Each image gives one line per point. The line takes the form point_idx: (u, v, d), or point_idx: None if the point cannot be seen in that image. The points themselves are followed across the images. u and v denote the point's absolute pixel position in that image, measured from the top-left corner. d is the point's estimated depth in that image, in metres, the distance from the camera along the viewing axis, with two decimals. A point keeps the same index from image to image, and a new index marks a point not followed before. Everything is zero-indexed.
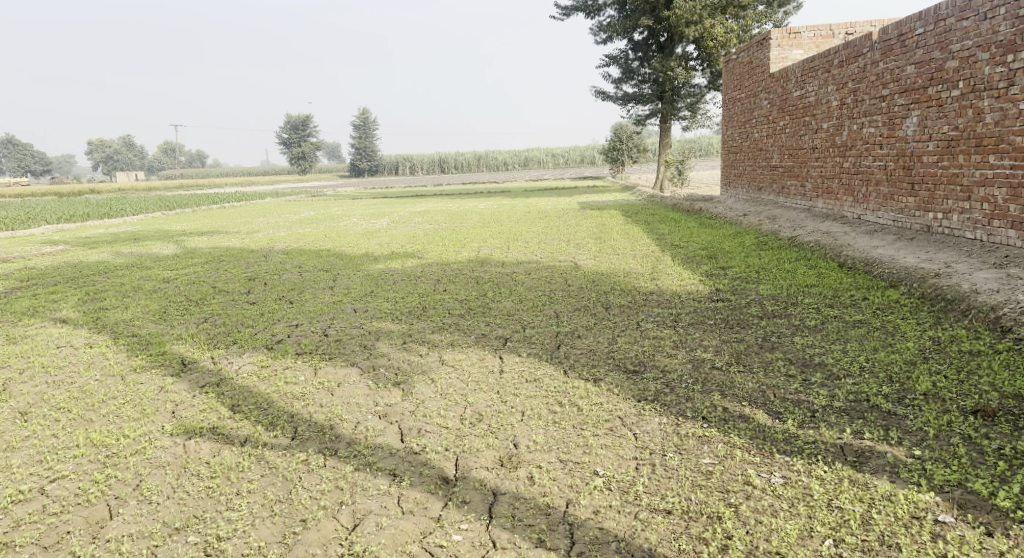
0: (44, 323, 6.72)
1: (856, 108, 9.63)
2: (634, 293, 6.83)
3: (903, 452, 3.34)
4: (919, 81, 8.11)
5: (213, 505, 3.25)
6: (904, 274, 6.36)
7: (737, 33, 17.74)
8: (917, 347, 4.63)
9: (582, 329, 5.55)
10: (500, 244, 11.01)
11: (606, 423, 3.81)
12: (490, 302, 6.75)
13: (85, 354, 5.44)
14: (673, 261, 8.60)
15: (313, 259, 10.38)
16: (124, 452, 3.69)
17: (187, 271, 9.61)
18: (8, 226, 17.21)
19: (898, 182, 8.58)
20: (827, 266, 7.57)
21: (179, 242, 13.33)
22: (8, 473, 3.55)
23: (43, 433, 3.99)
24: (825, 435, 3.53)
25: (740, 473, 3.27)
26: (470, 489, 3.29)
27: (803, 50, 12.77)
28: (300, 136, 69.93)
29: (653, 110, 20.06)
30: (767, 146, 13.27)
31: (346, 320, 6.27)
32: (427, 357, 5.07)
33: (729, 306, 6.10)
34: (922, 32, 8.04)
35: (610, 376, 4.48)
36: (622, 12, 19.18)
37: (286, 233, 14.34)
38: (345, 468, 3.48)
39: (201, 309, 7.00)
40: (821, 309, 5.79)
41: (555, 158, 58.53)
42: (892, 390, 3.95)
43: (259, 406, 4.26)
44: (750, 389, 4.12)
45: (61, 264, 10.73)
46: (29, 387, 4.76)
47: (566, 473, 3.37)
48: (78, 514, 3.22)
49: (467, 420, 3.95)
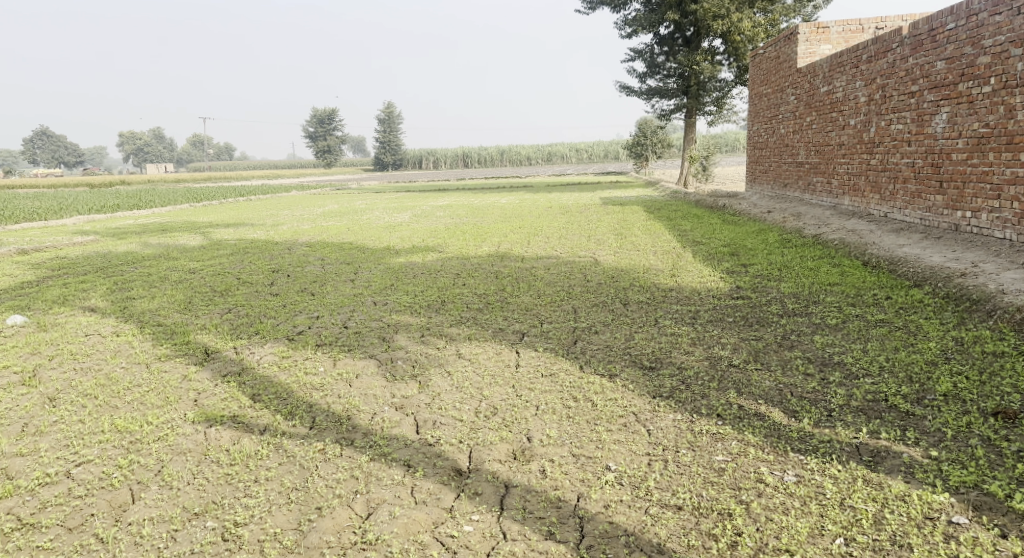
0: (74, 311, 6.89)
1: (884, 104, 9.48)
2: (653, 290, 6.81)
3: (919, 452, 3.31)
4: (949, 77, 7.97)
5: (232, 492, 3.32)
6: (929, 273, 6.26)
7: (764, 28, 17.55)
8: (939, 348, 4.56)
9: (600, 325, 5.56)
10: (521, 239, 11.03)
11: (620, 418, 3.83)
12: (508, 296, 6.77)
13: (112, 342, 5.57)
14: (694, 258, 8.54)
15: (335, 252, 10.51)
16: (147, 438, 3.79)
17: (213, 262, 9.78)
18: (41, 216, 17.63)
19: (925, 180, 8.43)
20: (850, 265, 7.47)
21: (205, 234, 13.55)
22: (36, 457, 3.66)
23: (69, 418, 4.09)
24: (840, 433, 3.50)
25: (752, 471, 3.26)
26: (482, 481, 3.33)
27: (831, 46, 12.61)
28: (326, 130, 70.78)
29: (678, 105, 19.90)
30: (793, 142, 13.10)
31: (365, 313, 6.33)
32: (444, 350, 5.12)
33: (748, 304, 6.05)
34: (953, 26, 7.89)
35: (626, 372, 4.49)
36: (649, 6, 19.08)
37: (310, 226, 14.52)
38: (360, 458, 3.54)
39: (225, 300, 7.12)
40: (842, 308, 5.73)
41: (579, 154, 58.25)
42: (912, 390, 3.91)
43: (279, 395, 4.34)
44: (766, 388, 4.10)
45: (91, 254, 10.99)
46: (58, 373, 4.89)
47: (578, 466, 3.39)
48: (102, 497, 3.31)
49: (482, 414, 3.98)
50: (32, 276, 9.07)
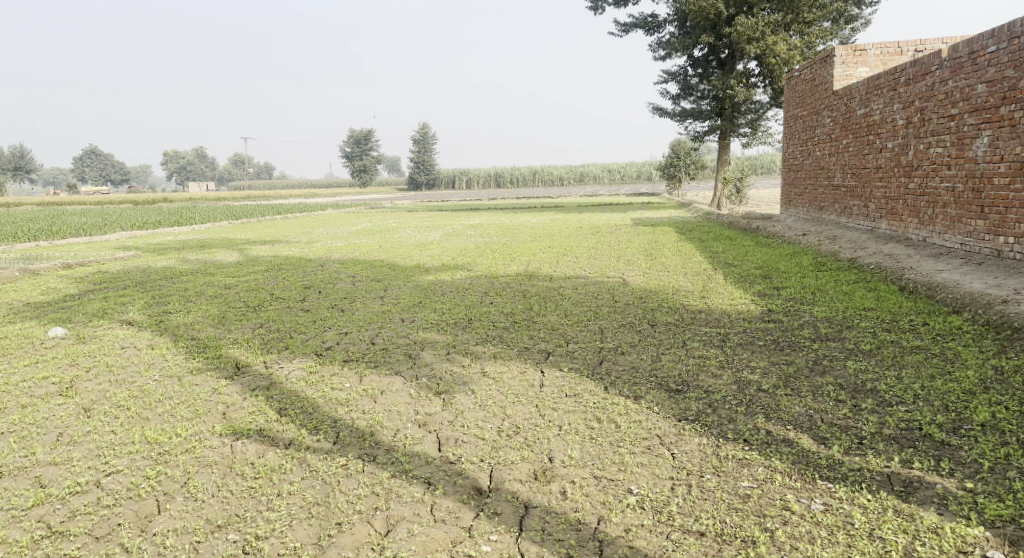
0: (112, 324, 7.08)
1: (923, 127, 9.31)
2: (682, 311, 6.74)
3: (954, 484, 3.20)
4: (991, 101, 7.82)
5: (254, 505, 3.35)
6: (969, 299, 6.10)
7: (801, 50, 17.36)
8: (978, 376, 4.42)
9: (626, 346, 5.52)
10: (550, 259, 11.05)
11: (644, 441, 3.78)
12: (534, 316, 6.77)
13: (146, 355, 5.70)
14: (725, 280, 8.46)
15: (367, 269, 10.64)
16: (175, 450, 3.85)
17: (248, 278, 9.98)
18: (87, 232, 18.21)
19: (966, 204, 8.23)
20: (887, 289, 7.31)
21: (242, 250, 13.84)
22: (68, 466, 3.73)
23: (102, 428, 4.18)
24: (871, 462, 3.41)
25: (779, 498, 3.19)
26: (502, 501, 3.31)
27: (869, 68, 12.45)
28: (362, 150, 72.09)
29: (711, 126, 19.79)
30: (830, 164, 12.92)
31: (392, 330, 6.39)
32: (469, 368, 5.12)
33: (780, 328, 5.94)
34: (994, 49, 7.75)
35: (651, 394, 4.44)
36: (683, 29, 19.14)
37: (343, 244, 14.74)
38: (381, 474, 3.55)
39: (257, 315, 7.24)
40: (878, 333, 5.60)
41: (611, 174, 58.25)
42: (947, 419, 3.79)
43: (305, 410, 4.38)
44: (796, 414, 4.01)
45: (132, 269, 11.30)
46: (94, 384, 5.02)
47: (599, 489, 3.35)
48: (128, 507, 3.38)
49: (504, 432, 3.97)
50: (75, 290, 9.36)
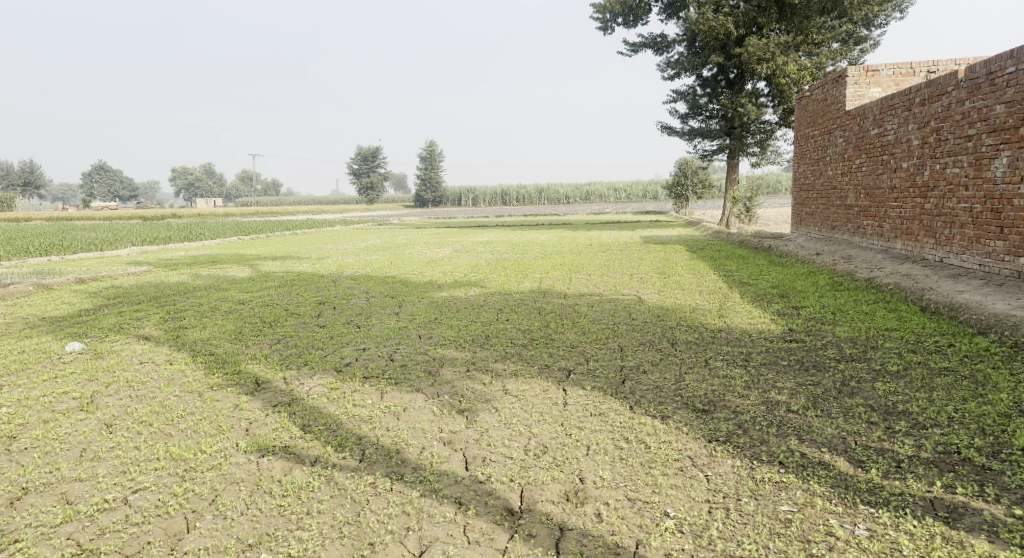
0: (129, 339, 7.07)
1: (939, 148, 9.28)
2: (701, 330, 6.68)
3: (1001, 510, 3.16)
4: (1010, 122, 7.78)
5: (285, 524, 3.31)
6: (995, 320, 6.02)
7: (811, 71, 17.35)
8: (1012, 399, 4.34)
9: (648, 365, 5.46)
10: (563, 276, 11.01)
11: (676, 462, 3.72)
12: (552, 333, 6.72)
13: (166, 371, 5.67)
14: (742, 298, 8.41)
15: (380, 285, 10.63)
16: (202, 466, 3.81)
17: (261, 294, 9.97)
18: (99, 247, 18.27)
19: (985, 225, 8.17)
20: (908, 309, 7.23)
21: (254, 265, 13.85)
22: (94, 483, 3.69)
23: (126, 444, 4.14)
24: (912, 486, 3.36)
25: (821, 523, 3.16)
26: (537, 522, 3.27)
27: (881, 89, 12.42)
28: (370, 167, 72.52)
29: (721, 145, 19.79)
30: (842, 184, 12.87)
31: (411, 346, 6.35)
32: (490, 386, 5.06)
33: (803, 348, 5.87)
34: (1013, 70, 7.73)
35: (679, 414, 4.37)
36: (692, 49, 19.21)
37: (354, 260, 14.72)
38: (411, 493, 3.50)
39: (274, 331, 7.22)
40: (904, 354, 5.53)
41: (618, 193, 58.33)
42: (986, 443, 3.72)
43: (328, 427, 4.34)
44: (829, 436, 3.94)
45: (145, 284, 11.32)
46: (114, 400, 4.99)
47: (635, 511, 3.31)
48: (157, 525, 3.34)
49: (532, 452, 3.91)
50: (90, 304, 9.37)
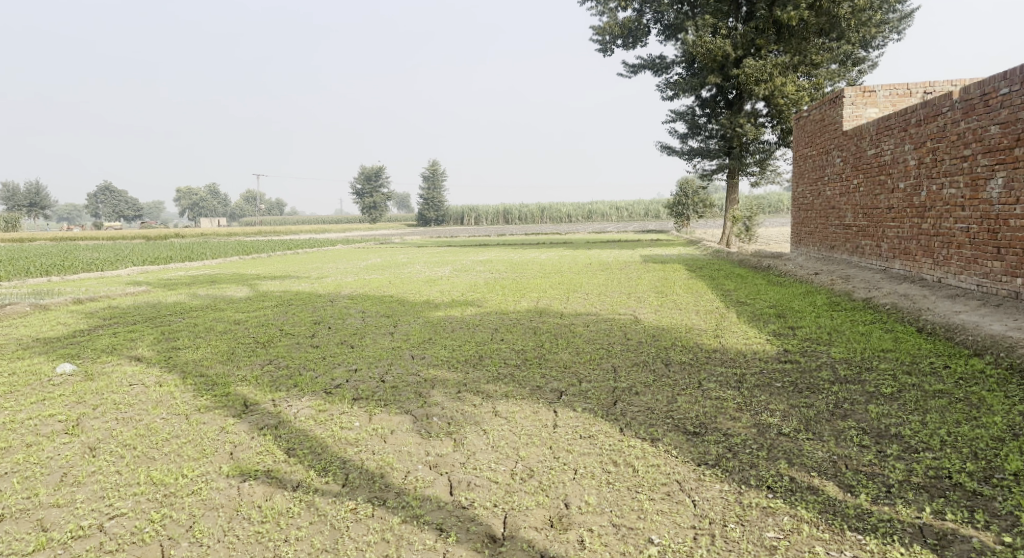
0: (121, 360, 7.03)
1: (935, 168, 9.28)
2: (696, 351, 6.62)
3: (990, 538, 3.13)
4: (1004, 142, 7.79)
5: (261, 552, 3.28)
6: (990, 342, 5.97)
7: (809, 91, 17.40)
8: (1006, 423, 4.27)
9: (640, 386, 5.39)
10: (560, 295, 11.00)
11: (663, 487, 3.66)
12: (546, 353, 6.66)
13: (154, 393, 5.62)
14: (739, 318, 8.37)
15: (376, 304, 10.61)
16: (181, 491, 3.76)
17: (258, 314, 9.95)
18: (98, 267, 18.26)
19: (983, 246, 8.13)
20: (904, 330, 7.19)
21: (252, 285, 13.85)
22: (71, 509, 3.65)
23: (107, 469, 4.09)
24: (901, 512, 3.32)
25: (806, 550, 3.13)
26: (518, 549, 3.23)
27: (878, 109, 12.43)
28: (372, 187, 73.02)
29: (720, 165, 19.82)
30: (840, 204, 12.87)
31: (403, 367, 6.29)
32: (480, 408, 5.01)
33: (797, 369, 5.81)
34: (1006, 91, 7.75)
35: (668, 436, 4.31)
36: (691, 70, 19.33)
37: (353, 279, 14.69)
38: (392, 519, 3.45)
39: (267, 351, 7.17)
40: (898, 376, 5.46)
41: (619, 212, 58.48)
42: (978, 467, 3.66)
43: (313, 450, 4.28)
44: (820, 459, 3.88)
45: (142, 304, 11.30)
46: (100, 423, 4.94)
47: (619, 538, 3.27)
48: (132, 553, 3.30)
49: (518, 475, 3.86)
50: (85, 325, 9.33)
